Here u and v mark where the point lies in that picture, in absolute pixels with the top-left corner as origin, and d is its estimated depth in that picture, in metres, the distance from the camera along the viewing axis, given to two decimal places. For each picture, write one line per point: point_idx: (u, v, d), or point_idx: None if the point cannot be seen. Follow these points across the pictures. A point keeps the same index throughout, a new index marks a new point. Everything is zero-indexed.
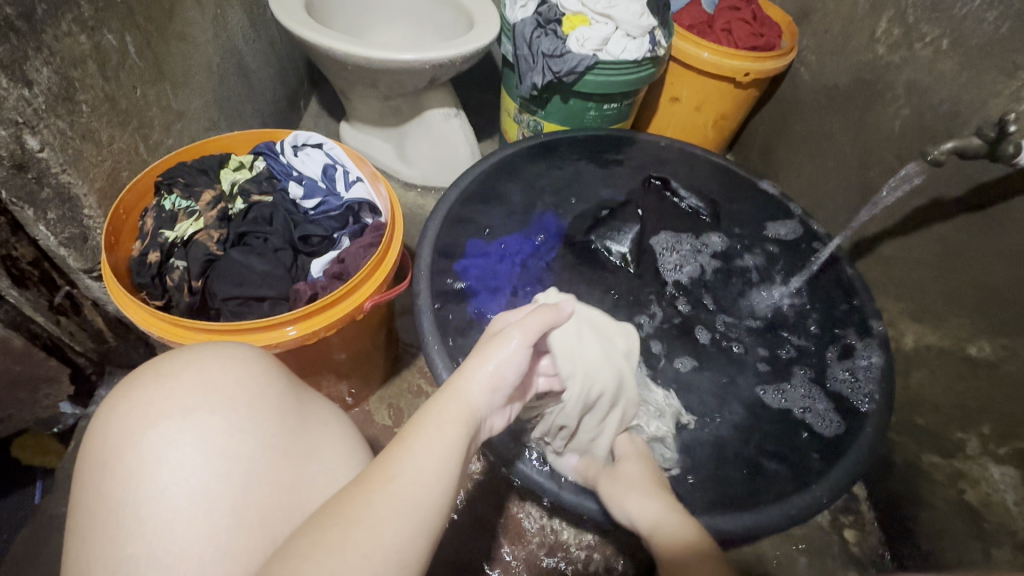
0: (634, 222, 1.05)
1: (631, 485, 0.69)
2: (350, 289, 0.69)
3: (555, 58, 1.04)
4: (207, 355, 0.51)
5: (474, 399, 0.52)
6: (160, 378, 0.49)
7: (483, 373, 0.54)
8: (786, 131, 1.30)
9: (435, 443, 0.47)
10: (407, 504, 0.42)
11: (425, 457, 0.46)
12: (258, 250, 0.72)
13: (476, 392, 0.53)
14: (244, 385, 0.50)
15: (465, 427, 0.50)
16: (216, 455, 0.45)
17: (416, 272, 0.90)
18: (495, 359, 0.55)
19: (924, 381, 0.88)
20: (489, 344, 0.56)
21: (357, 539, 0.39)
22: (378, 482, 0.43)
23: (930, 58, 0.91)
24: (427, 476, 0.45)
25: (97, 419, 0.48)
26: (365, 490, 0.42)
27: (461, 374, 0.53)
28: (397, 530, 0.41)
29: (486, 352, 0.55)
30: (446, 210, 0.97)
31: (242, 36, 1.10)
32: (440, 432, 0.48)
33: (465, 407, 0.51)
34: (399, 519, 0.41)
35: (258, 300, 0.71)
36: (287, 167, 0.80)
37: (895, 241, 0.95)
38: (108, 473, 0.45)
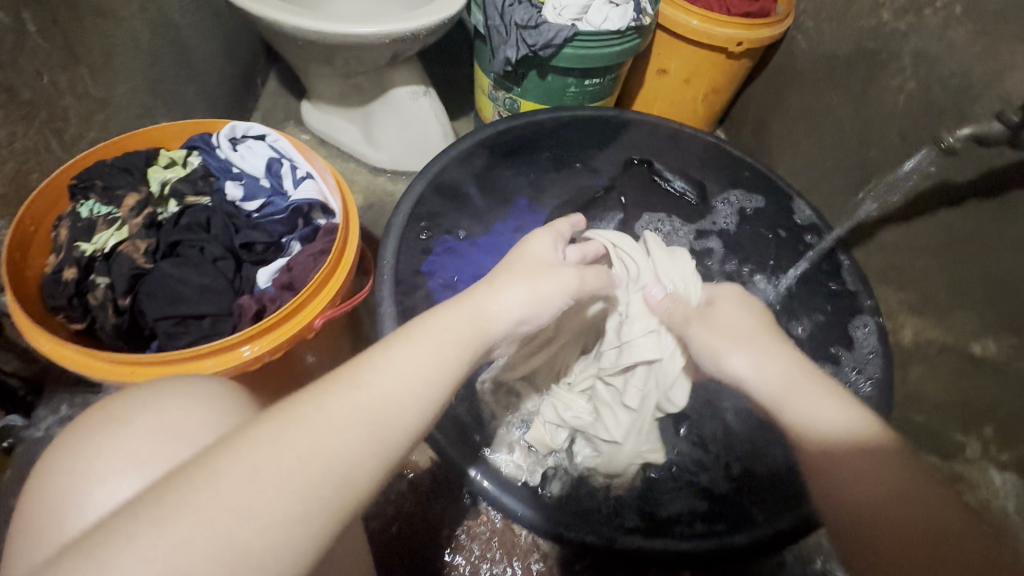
0: (616, 209, 1.00)
1: (731, 346, 0.55)
2: (299, 304, 0.62)
3: (530, 29, 0.93)
4: (171, 394, 0.44)
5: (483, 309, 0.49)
6: (111, 425, 0.42)
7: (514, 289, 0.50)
8: (781, 105, 1.21)
9: (409, 360, 0.43)
10: (353, 418, 0.39)
11: (402, 360, 0.43)
12: (193, 261, 0.64)
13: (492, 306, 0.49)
14: (210, 427, 0.43)
15: (462, 326, 0.47)
16: (158, 454, 0.41)
17: (376, 278, 0.79)
18: (524, 274, 0.52)
19: (923, 379, 0.83)
20: (537, 270, 0.52)
21: (306, 433, 0.37)
22: (343, 385, 0.41)
23: (940, 26, 0.83)
24: (403, 387, 0.42)
25: (33, 480, 0.41)
26: (316, 396, 0.40)
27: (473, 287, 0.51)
28: (348, 435, 0.38)
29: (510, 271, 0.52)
30: (405, 217, 0.84)
31: (178, 7, 0.98)
32: (420, 352, 0.44)
33: (466, 312, 0.48)
34: (351, 430, 0.39)
35: (196, 317, 0.63)
36: (225, 163, 0.70)
37: (896, 227, 0.89)
38: (42, 543, 0.38)
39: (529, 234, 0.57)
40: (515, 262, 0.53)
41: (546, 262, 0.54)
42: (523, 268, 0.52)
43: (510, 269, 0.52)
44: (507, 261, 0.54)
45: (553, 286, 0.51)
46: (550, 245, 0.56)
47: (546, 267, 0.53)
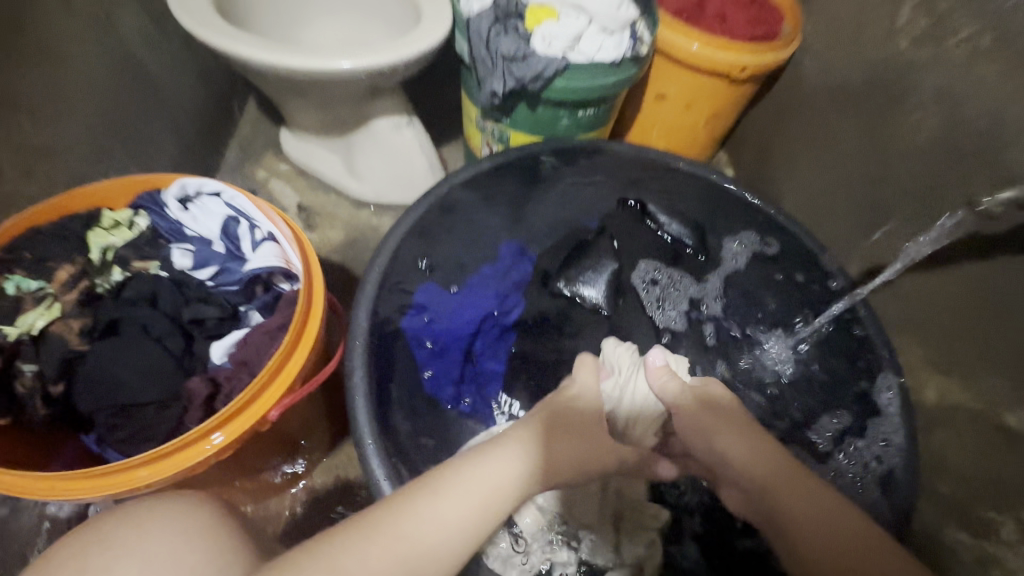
0: (610, 259, 0.90)
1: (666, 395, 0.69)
2: (249, 396, 0.54)
3: (517, 61, 0.86)
4: (153, 516, 0.46)
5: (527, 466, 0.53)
6: (91, 545, 0.44)
7: (550, 449, 0.55)
8: (785, 133, 1.14)
9: (449, 512, 0.47)
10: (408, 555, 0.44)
11: (450, 508, 0.48)
12: (133, 341, 0.57)
13: (529, 460, 0.53)
14: (193, 550, 0.44)
15: (509, 484, 0.51)
16: None
17: (348, 341, 0.69)
18: (563, 439, 0.57)
19: (947, 445, 0.76)
20: (576, 431, 0.58)
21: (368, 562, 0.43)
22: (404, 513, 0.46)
23: (965, 59, 0.76)
24: (448, 534, 0.47)
25: None
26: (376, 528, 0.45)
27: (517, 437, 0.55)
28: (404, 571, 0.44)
29: (551, 430, 0.57)
30: (383, 265, 0.76)
31: (142, 39, 0.90)
32: (464, 504, 0.48)
33: (515, 465, 0.52)
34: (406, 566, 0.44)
35: (139, 405, 0.56)
36: (176, 225, 0.64)
37: (916, 275, 0.82)
38: None
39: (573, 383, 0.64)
40: (556, 416, 0.59)
41: (585, 423, 0.60)
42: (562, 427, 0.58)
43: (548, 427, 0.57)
44: (535, 419, 0.58)
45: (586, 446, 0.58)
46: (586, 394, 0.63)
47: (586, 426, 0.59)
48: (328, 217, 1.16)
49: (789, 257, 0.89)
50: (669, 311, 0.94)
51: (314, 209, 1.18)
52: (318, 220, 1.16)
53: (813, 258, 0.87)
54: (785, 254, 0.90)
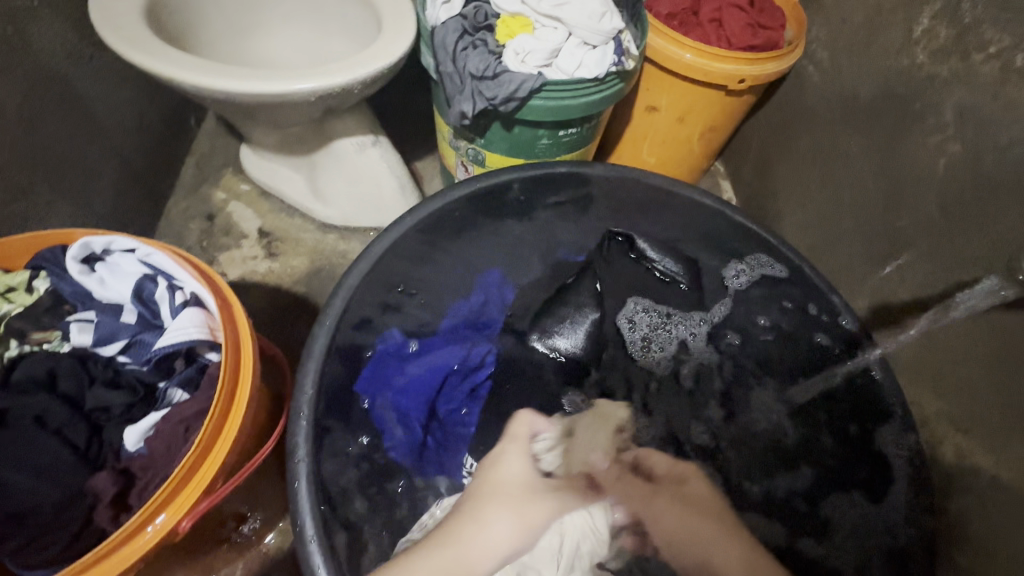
0: (591, 307, 0.82)
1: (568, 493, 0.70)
2: (157, 502, 0.46)
3: (488, 79, 0.77)
4: None
5: (483, 545, 0.61)
6: None
7: (503, 522, 0.63)
8: (787, 147, 1.05)
9: None
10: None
11: None
12: (23, 437, 0.48)
13: (495, 531, 0.62)
14: None
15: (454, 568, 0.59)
16: None
17: (292, 416, 0.60)
18: (517, 512, 0.64)
19: (967, 512, 0.68)
20: (522, 498, 0.65)
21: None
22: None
23: (993, 77, 0.67)
24: None
25: None
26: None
27: (476, 520, 0.63)
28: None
29: (508, 501, 0.65)
30: (334, 326, 0.65)
31: (67, 55, 0.81)
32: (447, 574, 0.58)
33: (467, 549, 0.60)
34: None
35: (31, 512, 0.48)
36: (79, 287, 0.54)
37: (933, 318, 0.74)
38: None
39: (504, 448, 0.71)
40: (515, 491, 0.66)
41: (528, 487, 0.67)
42: (509, 500, 0.65)
43: (493, 499, 0.65)
44: (499, 479, 0.67)
45: (536, 513, 0.65)
46: (529, 463, 0.70)
47: (529, 493, 0.66)
48: (290, 243, 1.07)
49: (797, 292, 0.80)
50: (655, 352, 0.84)
51: (275, 234, 1.08)
52: (280, 246, 1.07)
53: (823, 296, 0.77)
54: (790, 287, 0.80)
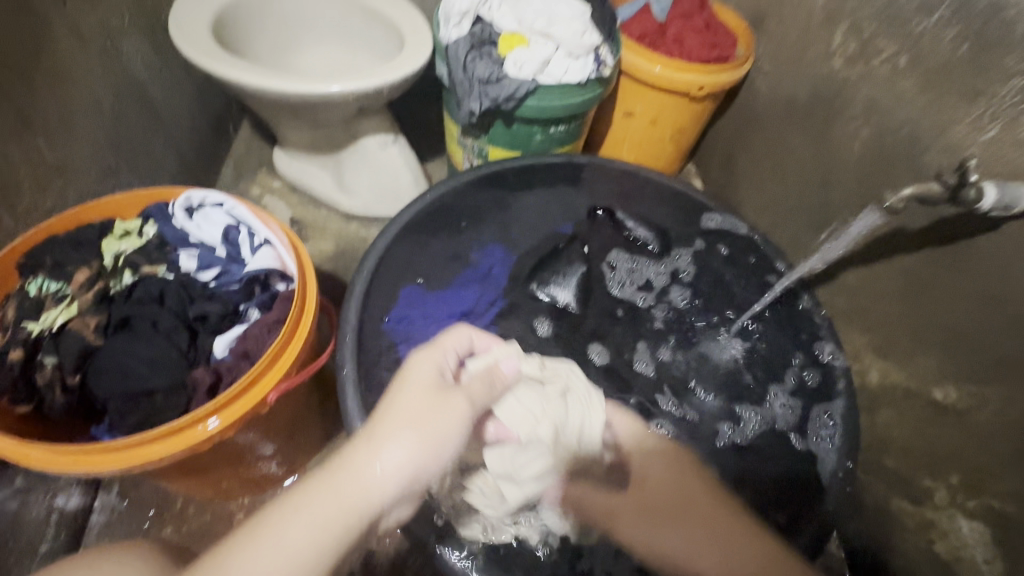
0: (580, 262, 0.98)
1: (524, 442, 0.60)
2: (250, 381, 0.60)
3: (492, 83, 0.95)
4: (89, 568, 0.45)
5: (376, 467, 0.46)
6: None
7: (391, 443, 0.47)
8: (745, 144, 1.24)
9: (304, 521, 0.43)
10: (324, 524, 0.44)
11: (310, 512, 0.44)
12: (144, 336, 0.63)
13: (384, 457, 0.46)
14: None
15: (359, 489, 0.45)
16: None
17: (340, 337, 0.78)
18: (411, 425, 0.48)
19: (891, 423, 0.83)
20: (423, 411, 0.49)
21: (293, 531, 0.43)
22: (321, 480, 0.46)
23: (888, 76, 0.85)
24: (307, 536, 0.43)
25: None
26: (293, 498, 0.44)
27: (365, 443, 0.47)
28: (333, 529, 0.44)
29: (396, 414, 0.48)
30: (369, 277, 0.84)
31: (145, 66, 0.98)
32: (351, 495, 0.45)
33: (359, 465, 0.46)
34: (333, 525, 0.44)
35: (148, 394, 0.61)
36: (181, 231, 0.71)
37: (857, 270, 0.90)
38: None
39: (412, 356, 0.53)
40: (406, 406, 0.49)
41: (433, 392, 0.50)
42: (409, 411, 0.48)
43: (393, 414, 0.48)
44: (401, 394, 0.50)
45: (445, 423, 0.49)
46: (436, 368, 0.52)
47: (433, 400, 0.49)
48: (318, 230, 1.23)
49: (739, 242, 0.98)
50: (632, 291, 0.98)
51: (305, 223, 1.24)
52: (309, 232, 1.23)
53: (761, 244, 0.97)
54: (735, 243, 0.99)
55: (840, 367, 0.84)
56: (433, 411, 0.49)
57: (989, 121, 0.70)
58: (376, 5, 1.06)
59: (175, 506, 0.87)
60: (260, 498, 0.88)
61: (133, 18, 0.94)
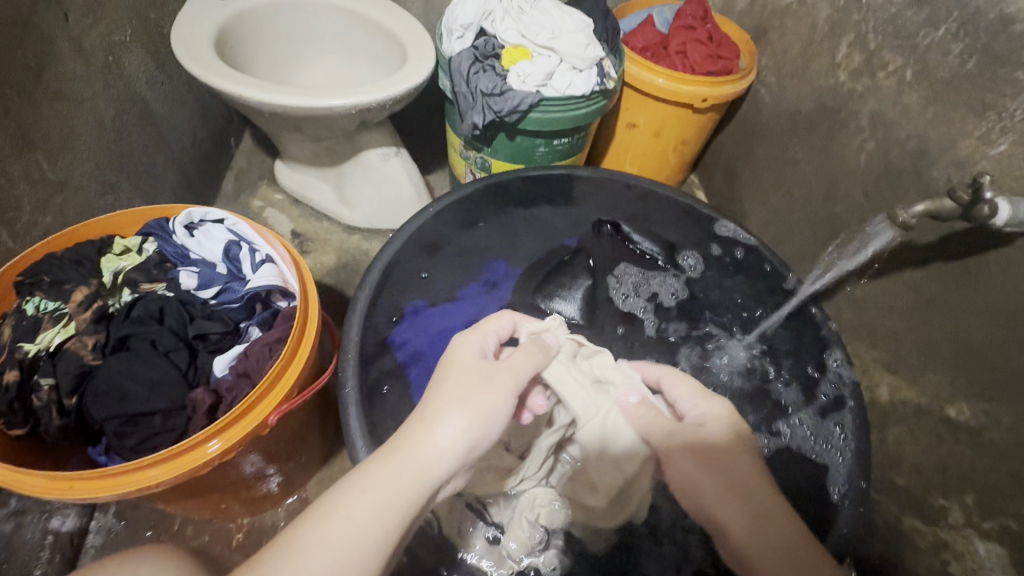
0: (585, 276, 0.97)
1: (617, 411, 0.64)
2: (251, 402, 0.59)
3: (495, 96, 0.95)
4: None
5: (435, 444, 0.45)
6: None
7: (449, 418, 0.46)
8: (748, 156, 1.23)
9: (365, 504, 0.42)
10: (387, 501, 0.43)
11: (373, 491, 0.43)
12: (144, 355, 0.62)
13: (441, 432, 0.46)
14: None
15: (421, 465, 0.44)
16: None
17: (342, 355, 0.76)
18: (464, 402, 0.47)
19: (901, 439, 0.81)
20: (474, 386, 0.48)
21: (358, 510, 0.42)
22: (380, 460, 0.44)
23: (894, 89, 0.85)
24: (371, 513, 0.42)
25: None
26: (352, 480, 0.44)
27: (421, 420, 0.46)
28: (395, 507, 0.43)
29: (447, 392, 0.48)
30: (371, 294, 0.83)
31: (147, 81, 0.97)
32: (411, 474, 0.44)
33: (419, 442, 0.45)
34: (397, 504, 0.43)
35: (146, 414, 0.60)
36: (182, 248, 0.70)
37: (866, 284, 0.89)
38: None
39: (456, 337, 0.54)
40: (455, 385, 0.48)
41: (478, 369, 0.50)
42: (457, 389, 0.48)
43: (444, 394, 0.48)
44: (450, 373, 0.50)
45: (493, 399, 0.48)
46: (479, 349, 0.53)
47: (481, 376, 0.49)
48: (320, 243, 1.22)
49: (746, 257, 0.97)
50: (637, 304, 0.97)
51: (306, 236, 1.23)
52: (311, 245, 1.22)
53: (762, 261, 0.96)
54: (743, 255, 0.97)
55: (850, 380, 0.82)
56: (486, 382, 0.49)
57: (999, 134, 0.69)
58: (379, 18, 1.06)
59: (173, 527, 0.85)
60: (259, 518, 0.86)
61: (136, 33, 0.94)
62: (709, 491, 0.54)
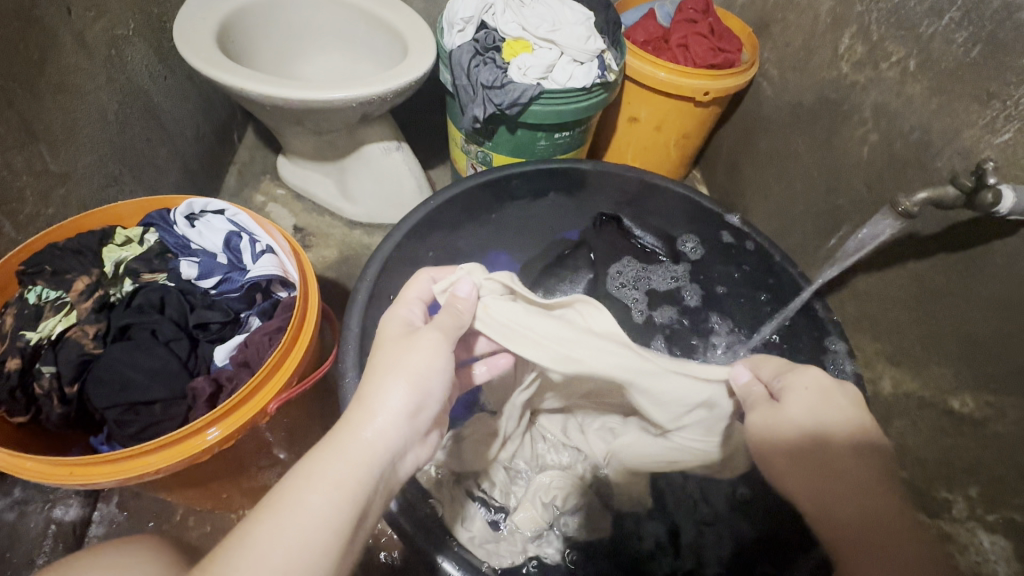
0: (587, 269, 0.99)
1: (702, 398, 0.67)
2: (250, 391, 0.59)
3: (496, 89, 0.94)
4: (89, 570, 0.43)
5: (373, 414, 0.44)
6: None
7: (385, 387, 0.45)
8: (750, 150, 1.23)
9: (318, 485, 0.39)
10: (340, 480, 0.40)
11: (325, 471, 0.40)
12: (144, 344, 0.63)
13: (379, 401, 0.44)
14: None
15: (364, 438, 0.43)
16: None
17: (343, 347, 0.76)
18: (397, 371, 0.46)
19: (905, 432, 0.80)
20: (399, 352, 0.47)
21: (311, 498, 0.38)
22: (328, 441, 0.42)
23: (897, 80, 0.84)
24: (328, 494, 0.39)
25: None
26: (300, 468, 0.40)
27: (363, 395, 0.45)
28: (348, 484, 0.40)
29: (385, 364, 0.47)
30: (370, 286, 0.82)
31: (149, 75, 0.98)
32: (358, 450, 0.42)
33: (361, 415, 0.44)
34: (351, 485, 0.40)
35: (147, 403, 0.60)
36: (183, 239, 0.70)
37: (868, 276, 0.89)
38: None
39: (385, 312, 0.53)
40: (384, 355, 0.48)
41: (407, 335, 0.50)
42: (387, 360, 0.47)
43: (378, 366, 0.47)
44: (382, 347, 0.49)
45: (422, 362, 0.47)
46: (405, 319, 0.53)
47: (407, 342, 0.48)
48: (322, 237, 1.22)
49: (732, 251, 0.97)
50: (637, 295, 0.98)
51: (308, 230, 1.24)
52: (313, 239, 1.22)
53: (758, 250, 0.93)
54: (732, 247, 0.96)
55: (848, 368, 0.79)
56: (412, 346, 0.48)
57: (1003, 123, 0.69)
58: (379, 13, 1.06)
59: (175, 517, 0.86)
60: None
61: (139, 27, 0.94)
62: (799, 487, 0.56)
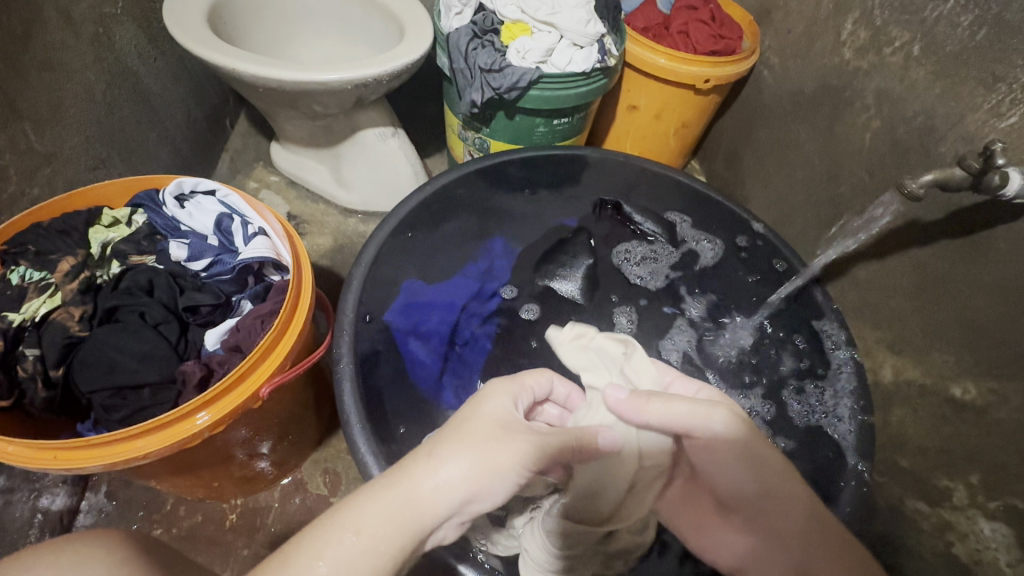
0: (586, 255, 0.97)
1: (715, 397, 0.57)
2: (241, 375, 0.57)
3: (494, 72, 0.93)
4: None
5: (436, 485, 0.41)
6: None
7: (459, 463, 0.42)
8: (750, 139, 1.22)
9: (358, 548, 0.38)
10: (379, 545, 0.39)
11: (368, 535, 0.39)
12: (131, 327, 0.61)
13: (445, 474, 0.41)
14: None
15: (419, 511, 0.40)
16: None
17: (337, 332, 0.74)
18: (476, 447, 0.43)
19: (905, 420, 0.80)
20: (492, 434, 0.44)
21: (353, 554, 0.38)
22: (382, 490, 0.41)
23: (900, 65, 0.83)
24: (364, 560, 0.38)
25: None
26: (345, 518, 0.39)
27: (429, 458, 0.42)
28: (389, 550, 0.39)
29: (468, 438, 0.43)
30: (367, 268, 0.81)
31: (138, 56, 0.95)
32: (409, 515, 0.40)
33: (421, 482, 0.41)
34: (392, 546, 0.39)
35: (134, 387, 0.58)
36: (172, 220, 0.69)
37: (869, 264, 0.88)
38: None
39: (488, 384, 0.49)
40: (473, 423, 0.45)
41: (504, 421, 0.46)
42: (473, 434, 0.44)
43: (458, 435, 0.44)
44: (473, 415, 0.46)
45: (508, 451, 0.43)
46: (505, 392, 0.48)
47: (503, 431, 0.44)
48: (316, 225, 1.20)
49: (727, 238, 0.96)
50: (638, 271, 0.97)
51: (303, 218, 1.22)
52: (307, 227, 1.20)
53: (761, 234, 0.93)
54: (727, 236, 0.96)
55: (844, 346, 0.81)
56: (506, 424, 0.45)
57: (1008, 107, 0.68)
58: None
59: (165, 507, 0.84)
60: (254, 498, 0.85)
61: (126, 6, 0.91)
62: (728, 477, 0.51)
